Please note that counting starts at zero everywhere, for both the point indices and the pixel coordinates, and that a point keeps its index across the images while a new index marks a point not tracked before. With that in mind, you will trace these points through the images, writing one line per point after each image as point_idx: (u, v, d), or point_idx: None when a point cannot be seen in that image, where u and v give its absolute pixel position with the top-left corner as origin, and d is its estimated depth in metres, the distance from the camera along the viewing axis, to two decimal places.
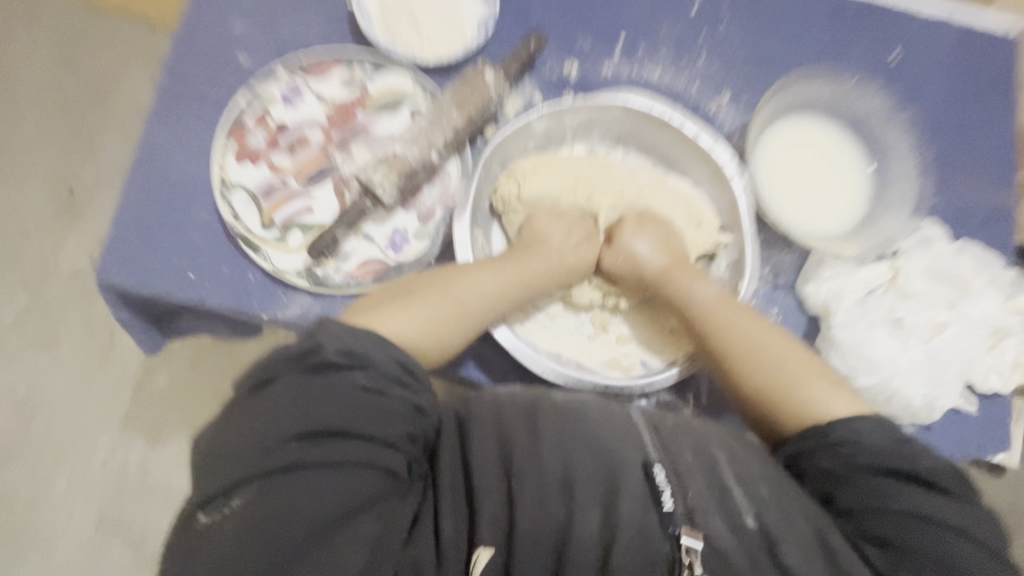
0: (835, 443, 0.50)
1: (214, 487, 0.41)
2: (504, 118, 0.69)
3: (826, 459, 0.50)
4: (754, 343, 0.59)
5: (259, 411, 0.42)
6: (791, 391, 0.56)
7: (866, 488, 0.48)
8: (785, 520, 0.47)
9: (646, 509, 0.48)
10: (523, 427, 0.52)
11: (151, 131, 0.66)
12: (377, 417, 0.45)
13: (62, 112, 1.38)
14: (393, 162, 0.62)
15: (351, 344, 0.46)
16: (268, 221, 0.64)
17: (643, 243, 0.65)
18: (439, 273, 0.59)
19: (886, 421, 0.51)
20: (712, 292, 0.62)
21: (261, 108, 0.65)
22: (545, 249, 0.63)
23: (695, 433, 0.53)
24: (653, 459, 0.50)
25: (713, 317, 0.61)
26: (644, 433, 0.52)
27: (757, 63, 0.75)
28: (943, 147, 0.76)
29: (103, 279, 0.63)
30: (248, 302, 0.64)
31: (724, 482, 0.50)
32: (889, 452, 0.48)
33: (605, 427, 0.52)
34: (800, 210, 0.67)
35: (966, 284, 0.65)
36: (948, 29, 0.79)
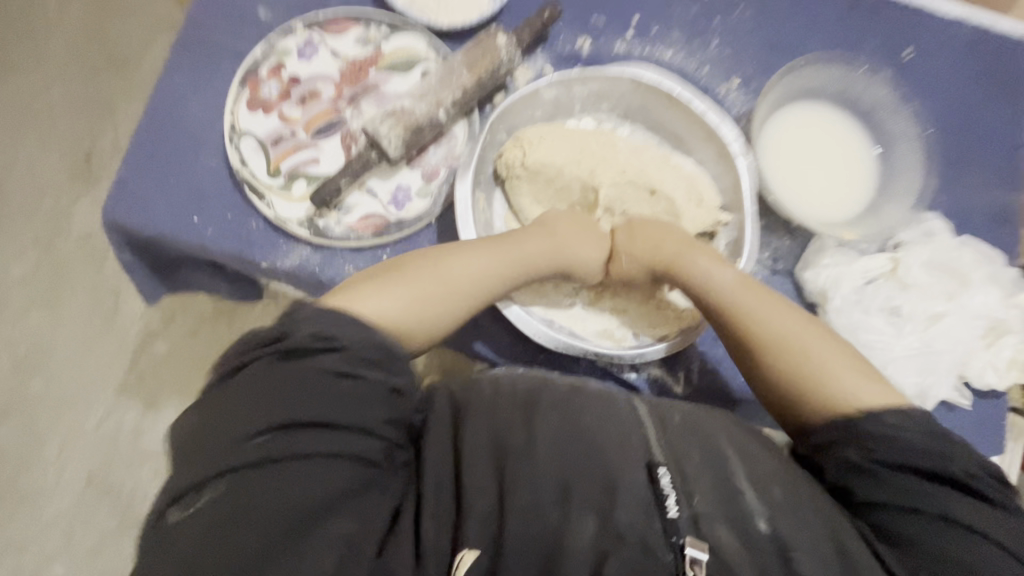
0: (863, 434, 0.49)
1: (187, 482, 0.41)
2: (514, 86, 0.70)
3: (854, 450, 0.49)
4: (777, 336, 0.58)
5: (235, 403, 0.43)
6: (817, 377, 0.55)
7: (892, 486, 0.47)
8: (799, 523, 0.46)
9: (647, 518, 0.46)
10: (521, 422, 0.51)
11: (167, 76, 0.67)
12: (355, 406, 0.44)
13: (87, 75, 1.41)
14: (401, 116, 0.62)
15: (325, 329, 0.46)
16: (274, 169, 0.64)
17: (643, 242, 0.64)
18: (433, 260, 0.58)
19: (917, 419, 0.50)
20: (732, 279, 0.61)
21: (276, 60, 0.66)
22: (546, 236, 0.63)
23: (705, 434, 0.52)
24: (658, 460, 0.49)
25: (730, 304, 0.60)
26: (647, 429, 0.52)
27: (768, 52, 0.76)
28: (949, 145, 0.76)
29: (110, 216, 0.64)
30: (249, 248, 0.65)
31: (737, 488, 0.48)
32: (921, 452, 0.47)
33: (589, 425, 0.51)
34: (802, 194, 0.67)
35: (966, 277, 0.65)
36: (962, 30, 0.79)
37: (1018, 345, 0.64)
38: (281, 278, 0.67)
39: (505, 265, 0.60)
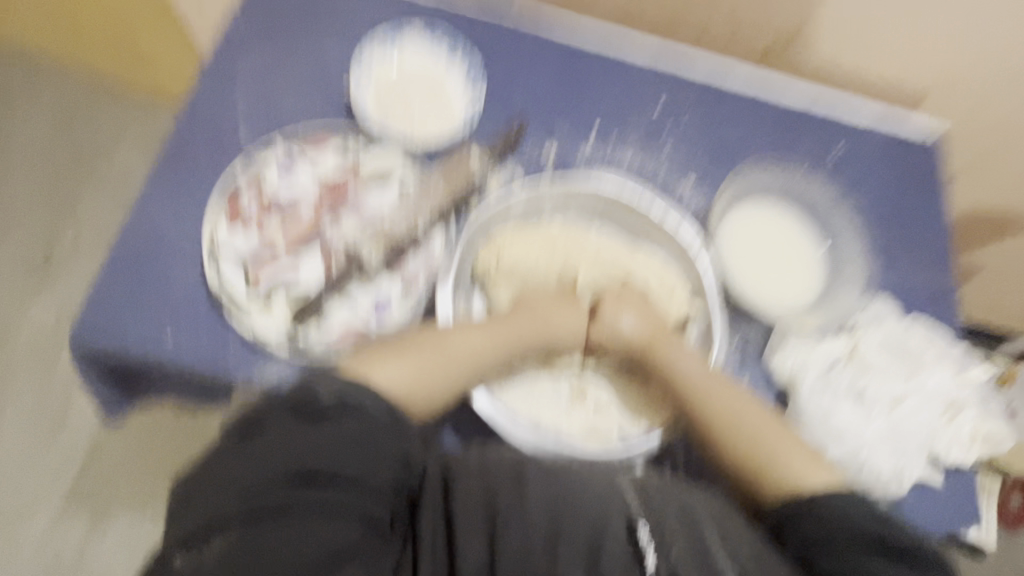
0: (816, 509, 0.52)
1: (196, 524, 0.43)
2: (487, 191, 0.73)
3: (807, 522, 0.52)
4: (730, 418, 0.62)
5: (253, 454, 0.45)
6: (771, 457, 0.58)
7: (846, 552, 0.48)
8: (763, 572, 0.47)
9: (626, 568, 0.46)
10: (508, 485, 0.50)
11: (144, 194, 0.68)
12: (364, 462, 0.47)
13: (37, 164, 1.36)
14: (383, 235, 0.68)
15: (344, 392, 0.50)
16: (253, 282, 0.65)
17: (631, 317, 0.67)
18: (434, 334, 0.62)
19: (857, 494, 0.53)
20: (694, 364, 0.65)
21: (256, 177, 0.69)
22: (532, 315, 0.65)
23: (679, 497, 0.52)
24: (638, 518, 0.49)
25: (698, 390, 0.64)
26: (628, 494, 0.51)
27: (718, 151, 0.83)
28: (886, 228, 0.83)
29: (78, 338, 0.62)
30: (225, 363, 0.63)
31: (707, 543, 0.48)
32: (865, 519, 0.50)
33: (584, 482, 0.52)
34: (763, 285, 0.72)
35: (918, 357, 0.69)
36: (882, 128, 0.89)
37: (976, 419, 0.68)
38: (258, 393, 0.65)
39: (495, 339, 0.63)
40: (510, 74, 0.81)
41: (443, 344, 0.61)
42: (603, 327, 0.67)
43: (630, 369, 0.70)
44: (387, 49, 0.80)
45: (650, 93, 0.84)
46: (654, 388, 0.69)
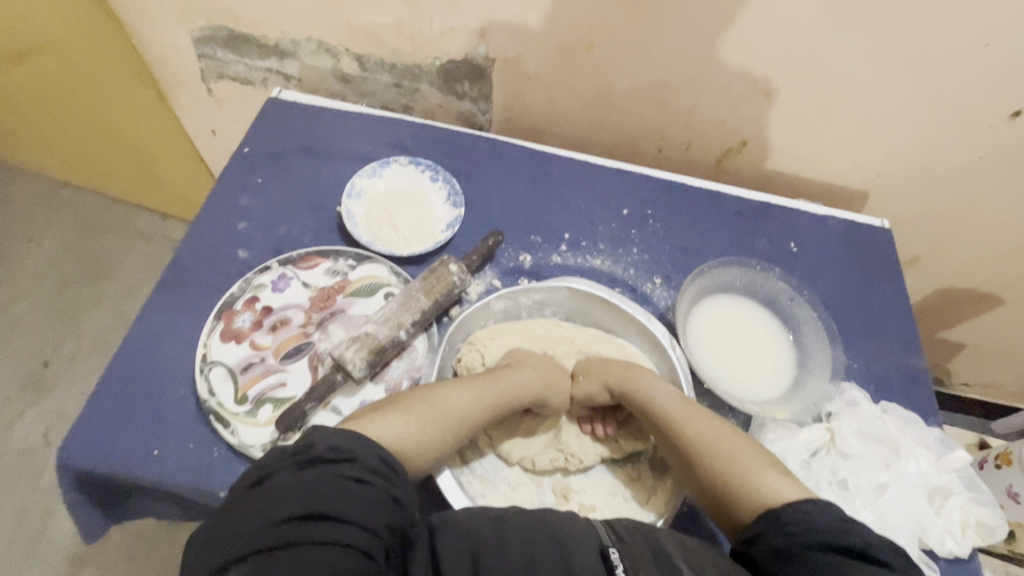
0: (780, 519, 0.52)
1: (209, 573, 0.42)
2: (468, 300, 0.79)
3: (777, 537, 0.51)
4: (709, 442, 0.61)
5: (255, 500, 0.45)
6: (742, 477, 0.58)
7: (818, 565, 0.47)
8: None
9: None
10: (490, 525, 0.51)
11: (146, 315, 0.73)
12: (356, 501, 0.46)
13: (79, 289, 1.59)
14: (365, 339, 0.68)
15: (339, 442, 0.50)
16: (242, 395, 0.67)
17: (602, 368, 0.72)
18: (423, 393, 0.62)
19: (829, 505, 0.52)
20: (667, 394, 0.67)
21: (251, 294, 0.74)
22: (520, 367, 0.68)
23: (651, 531, 0.53)
24: (609, 544, 0.50)
25: (671, 419, 0.64)
26: (599, 523, 0.53)
27: (680, 253, 0.90)
28: (846, 317, 0.88)
29: (65, 458, 0.63)
30: (208, 479, 0.64)
31: (672, 561, 0.49)
32: (830, 528, 0.49)
33: (558, 516, 0.53)
34: (733, 378, 0.75)
35: (897, 444, 0.70)
36: (831, 225, 0.98)
37: (964, 506, 0.67)
38: None
39: (483, 394, 0.64)
40: (487, 193, 0.91)
41: (434, 399, 0.62)
42: (582, 382, 0.72)
43: (622, 459, 0.72)
44: (375, 176, 0.88)
45: (614, 203, 0.94)
46: (640, 485, 0.69)
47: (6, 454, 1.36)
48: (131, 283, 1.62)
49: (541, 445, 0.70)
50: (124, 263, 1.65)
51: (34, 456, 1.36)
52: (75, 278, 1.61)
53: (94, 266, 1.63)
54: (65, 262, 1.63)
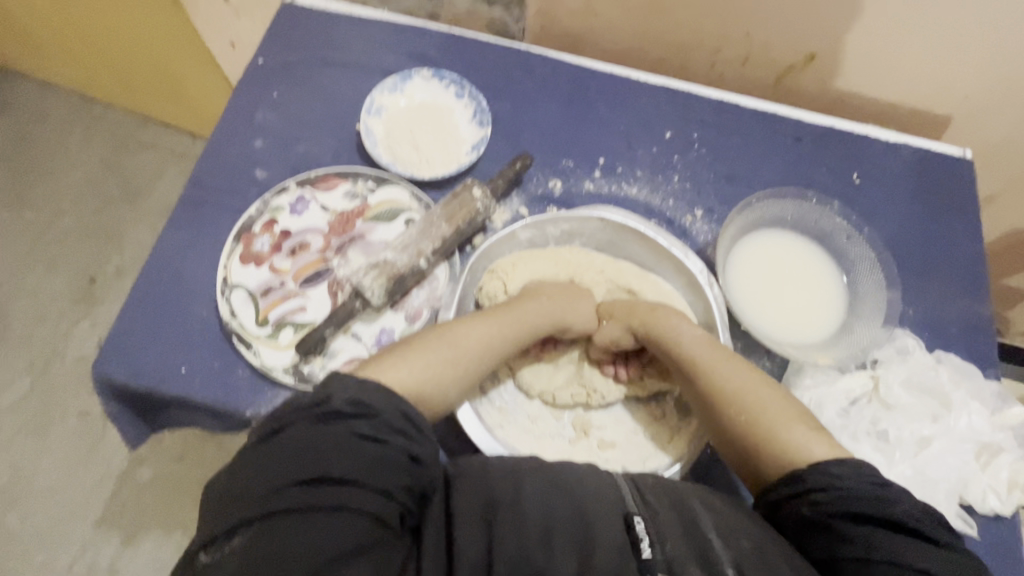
0: (807, 487, 0.50)
1: (217, 528, 0.42)
2: (493, 229, 0.75)
3: (803, 504, 0.49)
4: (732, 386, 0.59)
5: (273, 458, 0.44)
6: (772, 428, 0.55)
7: (849, 539, 0.46)
8: (763, 557, 0.46)
9: (624, 559, 0.46)
10: (505, 479, 0.51)
11: (168, 235, 0.72)
12: (371, 465, 0.45)
13: (116, 208, 1.62)
14: (384, 267, 0.65)
15: (360, 396, 0.48)
16: (263, 318, 0.67)
17: (622, 308, 0.69)
18: (440, 330, 0.60)
19: (860, 466, 0.50)
20: (693, 334, 0.64)
21: (269, 216, 0.72)
22: (539, 299, 0.66)
23: (676, 492, 0.52)
24: (634, 511, 0.49)
25: (697, 361, 0.62)
26: (623, 485, 0.52)
27: (727, 183, 0.82)
28: (908, 259, 0.80)
29: (98, 371, 0.65)
30: (233, 398, 0.65)
31: (704, 534, 0.48)
32: (865, 496, 0.47)
33: (578, 473, 0.52)
34: (773, 319, 0.70)
35: (947, 396, 0.65)
36: (904, 155, 0.87)
37: (1015, 465, 0.63)
38: (263, 425, 0.67)
39: (504, 327, 0.62)
40: (517, 112, 0.83)
41: (451, 336, 0.59)
42: (602, 327, 0.68)
43: (645, 399, 0.70)
44: (397, 91, 0.82)
45: (656, 126, 0.85)
46: (663, 426, 0.67)
47: (64, 361, 1.46)
48: (165, 203, 1.63)
49: (563, 380, 0.68)
50: (157, 184, 1.66)
51: (90, 366, 1.46)
52: (110, 197, 1.63)
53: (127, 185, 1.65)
54: (100, 180, 1.64)
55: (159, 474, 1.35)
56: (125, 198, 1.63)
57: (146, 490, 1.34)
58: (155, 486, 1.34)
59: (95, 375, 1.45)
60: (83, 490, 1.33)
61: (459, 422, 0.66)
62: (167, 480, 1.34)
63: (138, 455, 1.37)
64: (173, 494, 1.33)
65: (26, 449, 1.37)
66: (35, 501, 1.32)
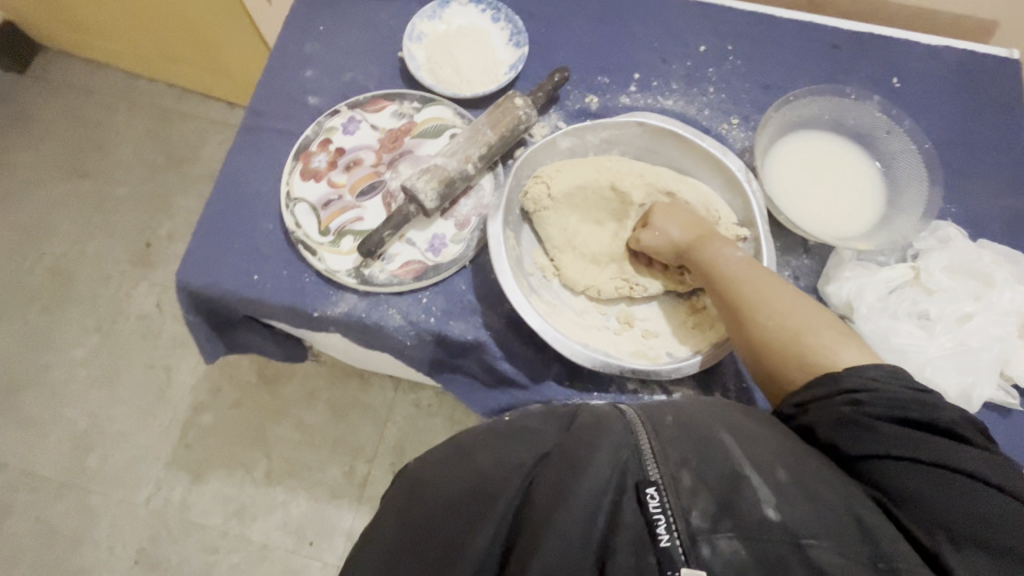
0: (844, 387, 0.50)
1: None
2: (532, 141, 0.78)
3: (842, 404, 0.49)
4: (769, 304, 0.59)
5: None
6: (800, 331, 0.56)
7: (889, 438, 0.46)
8: (807, 497, 0.43)
9: (640, 550, 0.42)
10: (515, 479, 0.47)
11: (232, 158, 0.77)
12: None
13: (166, 175, 1.71)
14: (435, 172, 0.69)
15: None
16: (324, 227, 0.72)
17: (675, 221, 0.68)
18: None
19: (897, 370, 0.50)
20: (736, 261, 0.63)
21: (324, 136, 0.76)
22: None
23: (699, 429, 0.47)
24: (651, 478, 0.44)
25: (737, 281, 0.61)
26: (642, 449, 0.45)
27: (763, 92, 0.83)
28: (951, 156, 0.80)
29: (182, 280, 0.72)
30: (303, 300, 0.71)
31: (738, 473, 0.44)
32: (901, 397, 0.47)
33: (591, 447, 0.45)
34: (811, 212, 0.71)
35: (990, 277, 0.66)
36: (946, 56, 0.85)
37: None
38: (329, 326, 0.73)
39: None
40: (552, 33, 0.85)
41: None
42: (649, 235, 0.69)
43: (684, 295, 0.72)
44: (435, 17, 0.85)
45: (690, 40, 0.86)
46: (702, 316, 0.70)
47: (130, 317, 1.56)
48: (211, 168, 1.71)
49: (607, 276, 0.71)
50: (203, 150, 1.74)
51: (153, 321, 1.56)
52: (160, 164, 1.72)
53: (175, 152, 1.73)
54: (150, 149, 1.73)
55: (220, 417, 1.44)
56: (174, 165, 1.72)
57: (209, 431, 1.43)
58: (217, 428, 1.43)
59: (157, 328, 1.55)
60: (155, 431, 1.44)
61: (509, 317, 0.70)
62: (227, 423, 1.43)
63: (199, 400, 1.46)
64: (233, 435, 1.42)
65: (101, 397, 1.48)
66: (112, 444, 1.43)
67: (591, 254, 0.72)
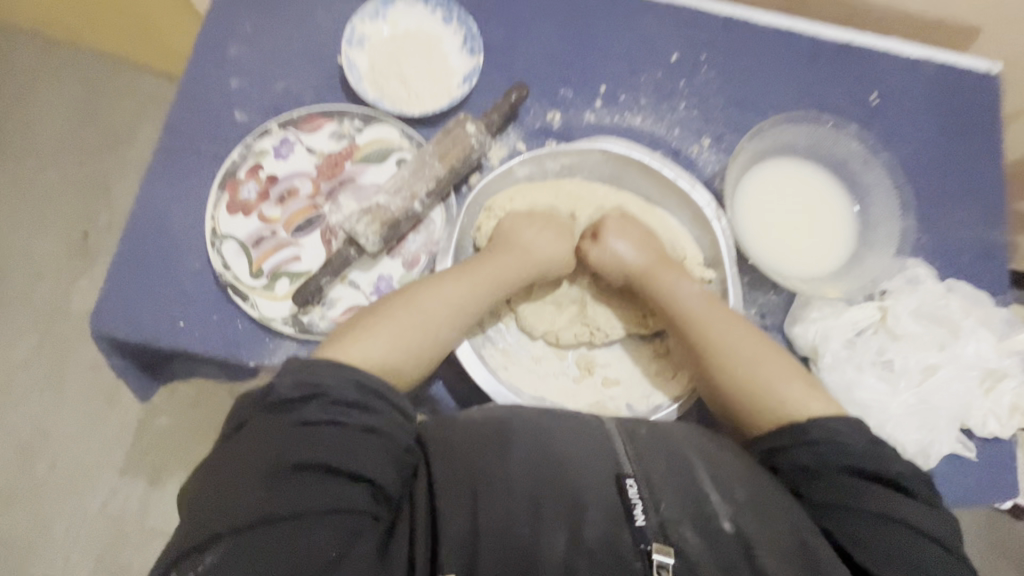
0: (808, 436, 0.50)
1: None
2: (489, 166, 0.72)
3: (803, 454, 0.49)
4: (728, 341, 0.59)
5: (233, 463, 0.42)
6: (753, 361, 0.57)
7: (844, 488, 0.47)
8: (761, 519, 0.44)
9: (617, 528, 0.42)
10: (488, 442, 0.47)
11: (150, 183, 0.69)
12: (354, 453, 0.43)
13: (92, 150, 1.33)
14: (376, 211, 0.63)
15: (305, 377, 0.45)
16: (257, 269, 0.65)
17: (629, 236, 0.65)
18: None
19: (861, 423, 0.51)
20: (691, 291, 0.62)
21: (253, 161, 0.68)
22: None
23: (670, 438, 0.49)
24: (628, 471, 0.45)
25: (693, 314, 0.61)
26: (615, 442, 0.47)
27: (735, 111, 0.77)
28: (926, 183, 0.76)
29: (96, 328, 0.64)
30: (235, 349, 0.65)
31: (701, 487, 0.45)
32: (862, 453, 0.48)
33: (569, 436, 0.48)
34: (780, 251, 0.67)
35: (957, 325, 0.64)
36: (926, 70, 0.80)
37: (1017, 389, 0.64)
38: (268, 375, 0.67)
39: None
40: (511, 38, 0.76)
41: None
42: (601, 250, 0.65)
43: (648, 337, 0.69)
44: (378, 17, 0.75)
45: (661, 47, 0.78)
46: (666, 361, 0.67)
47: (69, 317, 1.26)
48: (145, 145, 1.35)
49: (564, 322, 0.67)
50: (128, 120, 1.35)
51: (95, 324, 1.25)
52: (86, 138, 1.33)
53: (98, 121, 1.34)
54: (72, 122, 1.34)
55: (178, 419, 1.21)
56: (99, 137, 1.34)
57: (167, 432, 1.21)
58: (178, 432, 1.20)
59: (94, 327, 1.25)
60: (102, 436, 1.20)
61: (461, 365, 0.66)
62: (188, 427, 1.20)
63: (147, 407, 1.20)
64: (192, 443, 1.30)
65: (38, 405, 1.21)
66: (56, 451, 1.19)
67: (550, 294, 0.68)
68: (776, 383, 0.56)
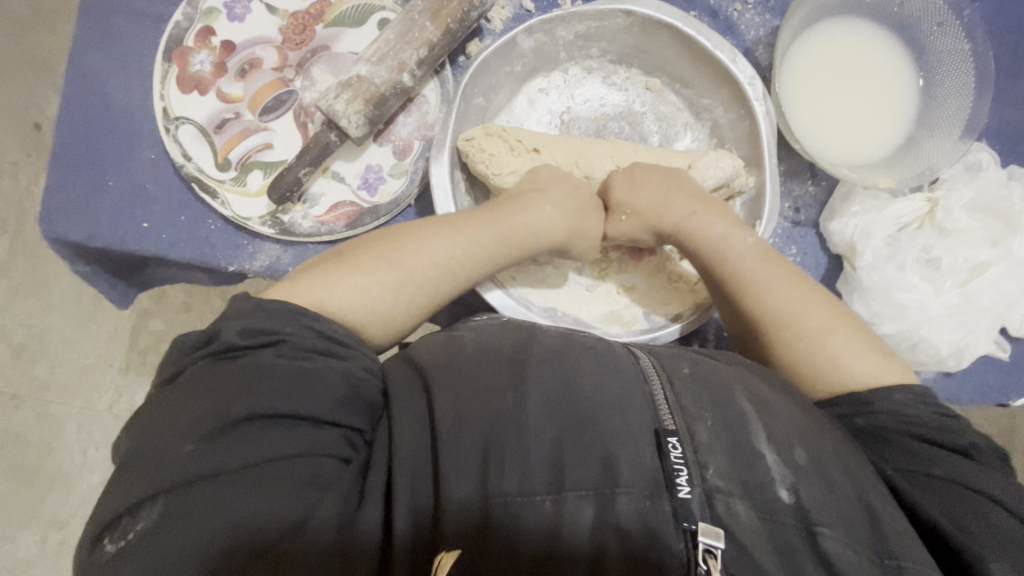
0: (867, 400, 0.44)
1: None
2: (490, 31, 0.60)
3: (859, 419, 0.44)
4: (788, 311, 0.49)
5: (199, 390, 0.35)
6: (818, 331, 0.48)
7: (911, 457, 0.41)
8: (824, 484, 0.38)
9: (653, 496, 0.36)
10: (506, 383, 0.40)
11: (80, 54, 0.57)
12: (318, 394, 0.36)
13: None
14: (359, 86, 0.52)
15: (256, 322, 0.38)
16: (223, 159, 0.56)
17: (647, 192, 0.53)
18: None
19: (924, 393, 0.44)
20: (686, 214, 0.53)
21: (202, 24, 0.56)
22: None
23: (713, 379, 0.43)
24: (670, 428, 0.38)
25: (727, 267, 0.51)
26: (650, 392, 0.41)
27: None
28: (1004, 51, 0.64)
29: (47, 231, 0.55)
30: (212, 253, 0.57)
31: (753, 447, 0.39)
32: (929, 421, 0.42)
33: (597, 381, 0.41)
34: (829, 134, 0.58)
35: (1014, 218, 0.58)
36: None
37: None
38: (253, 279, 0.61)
39: None
40: None
41: None
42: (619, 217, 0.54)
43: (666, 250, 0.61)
44: None
45: None
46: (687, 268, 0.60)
47: None
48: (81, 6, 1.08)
49: None
50: None
51: None
52: None
53: None
54: None
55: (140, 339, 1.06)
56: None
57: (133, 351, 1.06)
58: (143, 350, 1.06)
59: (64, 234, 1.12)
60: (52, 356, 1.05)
61: None
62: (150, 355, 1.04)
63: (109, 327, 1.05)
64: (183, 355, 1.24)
65: None
66: (28, 366, 1.05)
67: None
68: (842, 358, 0.47)
